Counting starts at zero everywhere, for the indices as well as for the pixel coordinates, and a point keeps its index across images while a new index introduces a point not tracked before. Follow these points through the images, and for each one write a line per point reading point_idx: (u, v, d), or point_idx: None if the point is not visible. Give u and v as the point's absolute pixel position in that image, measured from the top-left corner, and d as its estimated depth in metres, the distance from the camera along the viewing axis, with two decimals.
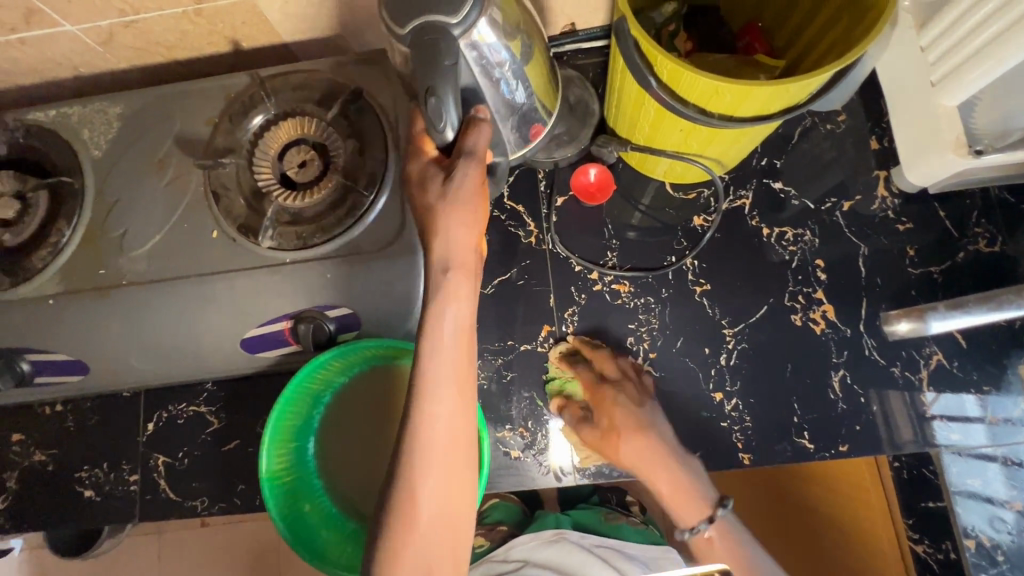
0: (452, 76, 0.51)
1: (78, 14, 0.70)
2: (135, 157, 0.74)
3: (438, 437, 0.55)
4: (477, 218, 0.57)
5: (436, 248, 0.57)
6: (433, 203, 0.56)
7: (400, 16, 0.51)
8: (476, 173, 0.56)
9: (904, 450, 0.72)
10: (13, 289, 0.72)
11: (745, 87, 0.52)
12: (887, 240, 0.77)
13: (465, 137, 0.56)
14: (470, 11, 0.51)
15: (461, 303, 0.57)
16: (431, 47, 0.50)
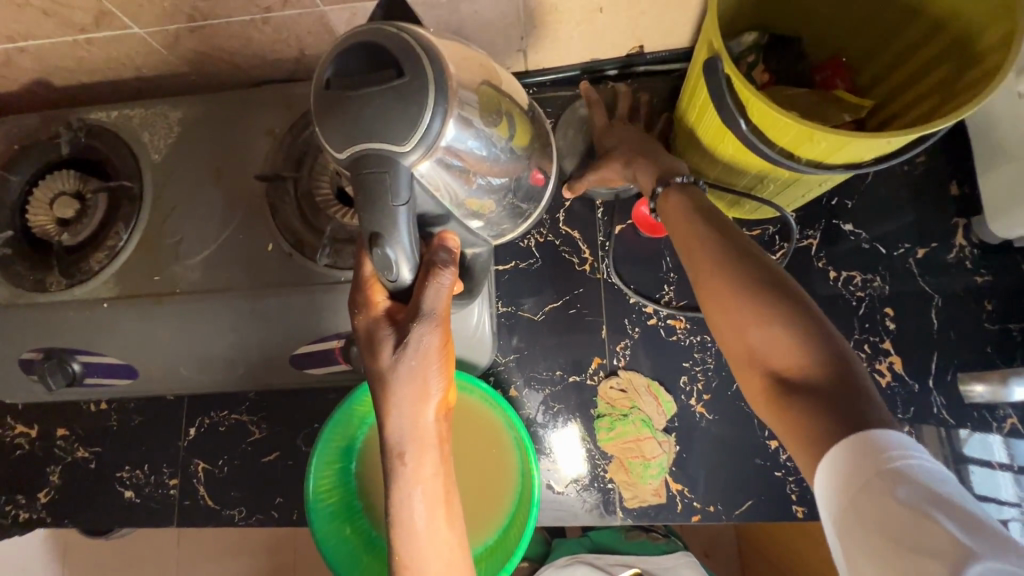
0: (406, 217, 0.44)
1: (148, 18, 0.69)
2: (194, 164, 0.74)
3: (427, 551, 0.50)
4: (441, 377, 0.50)
5: (389, 428, 0.50)
6: (385, 380, 0.49)
7: (337, 142, 0.44)
8: (434, 335, 0.49)
9: None
10: (68, 290, 0.72)
11: (845, 137, 0.49)
12: (963, 292, 0.73)
13: (421, 293, 0.47)
14: (431, 128, 0.43)
15: (424, 482, 0.50)
16: (376, 184, 0.43)
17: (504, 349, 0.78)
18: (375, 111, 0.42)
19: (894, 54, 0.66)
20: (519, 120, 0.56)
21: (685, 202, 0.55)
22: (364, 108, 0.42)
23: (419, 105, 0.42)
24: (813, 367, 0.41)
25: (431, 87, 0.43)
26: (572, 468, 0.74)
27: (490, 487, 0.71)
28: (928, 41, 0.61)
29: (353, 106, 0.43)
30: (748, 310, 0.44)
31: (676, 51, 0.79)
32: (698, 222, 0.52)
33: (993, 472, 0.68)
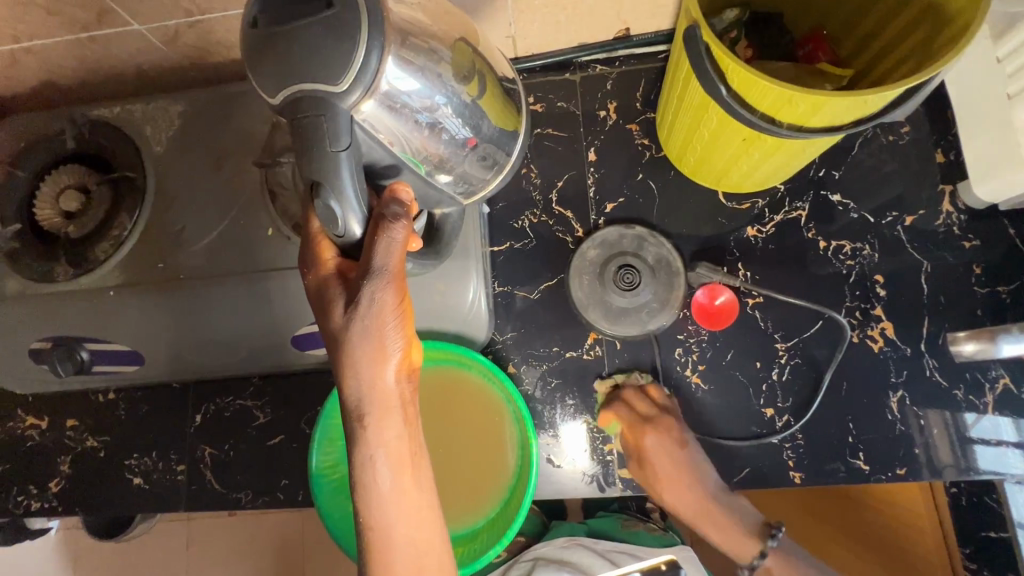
0: (343, 160, 0.45)
1: (147, 14, 0.72)
2: (194, 155, 0.76)
3: (391, 515, 0.51)
4: (403, 334, 0.49)
5: (348, 394, 0.50)
6: (342, 340, 0.49)
7: (271, 85, 0.45)
8: (389, 291, 0.48)
9: (945, 474, 0.69)
10: (75, 279, 0.74)
11: (821, 97, 0.50)
12: (952, 257, 0.74)
13: (373, 247, 0.48)
14: (365, 64, 0.44)
15: (386, 443, 0.50)
16: (314, 128, 0.45)
17: (501, 327, 0.79)
18: (307, 48, 0.43)
19: (870, 24, 0.67)
20: (482, 70, 0.56)
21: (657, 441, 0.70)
22: (295, 45, 0.43)
23: (351, 40, 0.43)
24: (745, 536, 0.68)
25: (364, 21, 0.43)
26: (576, 456, 0.75)
27: (486, 457, 0.73)
28: (896, 13, 0.63)
29: (284, 44, 0.43)
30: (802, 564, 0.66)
31: (661, 32, 0.81)
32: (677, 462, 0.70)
33: (1002, 450, 0.68)
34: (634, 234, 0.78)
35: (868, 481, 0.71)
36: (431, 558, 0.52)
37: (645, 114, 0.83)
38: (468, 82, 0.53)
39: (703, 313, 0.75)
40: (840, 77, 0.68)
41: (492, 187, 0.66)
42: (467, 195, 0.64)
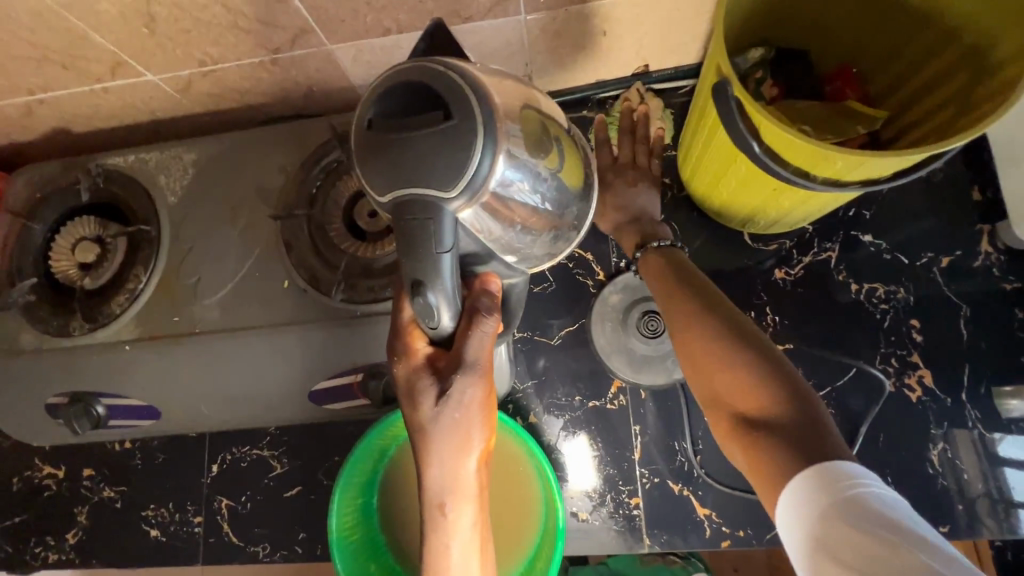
0: (446, 261, 0.43)
1: (161, 65, 0.71)
2: (209, 206, 0.75)
3: None
4: (482, 427, 0.51)
5: (431, 479, 0.51)
6: (426, 431, 0.50)
7: (381, 185, 0.44)
8: (477, 388, 0.49)
9: (993, 533, 0.66)
10: (91, 334, 0.73)
11: (860, 158, 0.48)
12: (992, 300, 0.71)
13: (465, 341, 0.47)
14: (480, 167, 0.43)
15: (462, 530, 0.52)
16: (420, 232, 0.43)
17: (522, 376, 0.77)
18: (421, 154, 0.42)
19: (905, 63, 0.65)
20: (567, 155, 0.55)
21: (663, 261, 0.64)
22: (410, 151, 0.42)
23: (465, 147, 0.42)
24: (777, 405, 0.45)
25: (479, 128, 0.42)
26: (584, 478, 0.73)
27: (513, 515, 0.70)
28: (938, 52, 0.61)
29: (399, 151, 0.42)
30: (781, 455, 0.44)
31: (681, 68, 0.79)
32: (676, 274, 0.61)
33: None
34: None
35: None
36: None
37: (666, 151, 0.81)
38: (556, 160, 0.52)
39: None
40: (872, 117, 0.65)
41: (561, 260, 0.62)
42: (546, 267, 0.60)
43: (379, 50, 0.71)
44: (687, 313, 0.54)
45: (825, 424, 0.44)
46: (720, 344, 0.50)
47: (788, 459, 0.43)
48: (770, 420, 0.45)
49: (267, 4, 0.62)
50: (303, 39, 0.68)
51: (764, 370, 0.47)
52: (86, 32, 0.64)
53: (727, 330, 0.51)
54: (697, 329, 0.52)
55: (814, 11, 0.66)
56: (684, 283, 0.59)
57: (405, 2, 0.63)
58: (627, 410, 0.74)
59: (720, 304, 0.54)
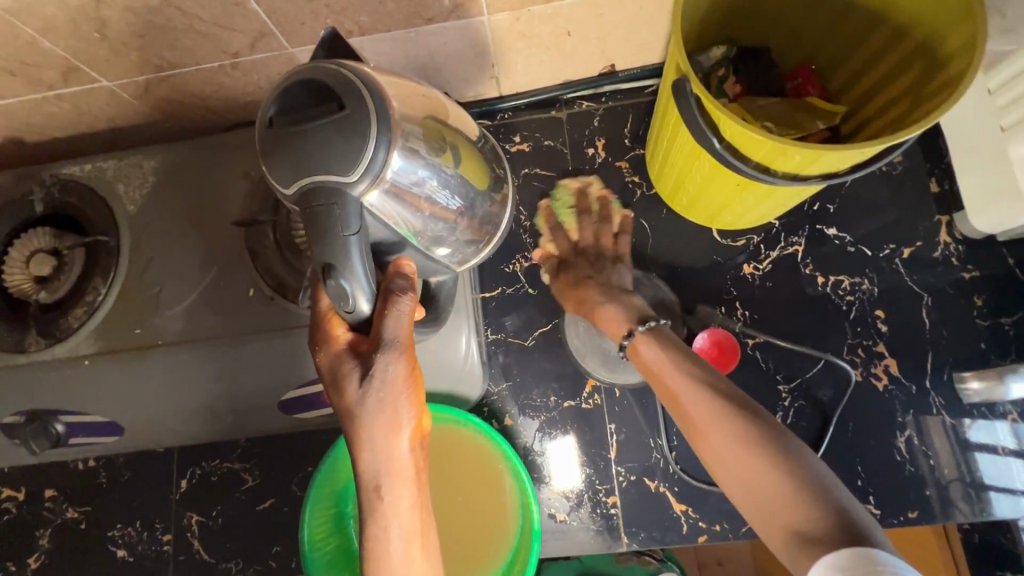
0: (355, 245, 0.43)
1: (117, 71, 0.69)
2: (170, 214, 0.73)
3: None
4: (412, 409, 0.49)
5: (363, 466, 0.50)
6: (356, 418, 0.49)
7: (284, 179, 0.44)
8: (401, 364, 0.48)
9: (964, 512, 0.67)
10: (48, 349, 0.70)
11: (816, 152, 0.49)
12: (952, 288, 0.73)
13: (382, 322, 0.47)
14: (374, 155, 0.43)
15: (399, 511, 0.50)
16: (326, 217, 0.43)
17: (497, 378, 0.76)
18: (318, 144, 0.42)
19: (861, 62, 0.67)
20: (471, 146, 0.55)
21: (656, 351, 0.58)
22: (307, 142, 0.43)
23: (362, 136, 0.42)
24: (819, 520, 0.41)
25: (374, 117, 0.43)
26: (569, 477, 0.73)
27: (486, 513, 0.70)
28: (889, 51, 0.63)
29: (295, 144, 0.43)
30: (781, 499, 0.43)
31: (647, 68, 0.80)
32: (680, 362, 0.55)
33: (1002, 458, 0.68)
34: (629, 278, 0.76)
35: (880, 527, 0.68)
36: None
37: (634, 150, 0.82)
38: (458, 155, 0.52)
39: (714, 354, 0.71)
40: (831, 113, 0.67)
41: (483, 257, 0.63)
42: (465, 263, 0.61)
43: None
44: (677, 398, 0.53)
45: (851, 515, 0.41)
46: (745, 453, 0.46)
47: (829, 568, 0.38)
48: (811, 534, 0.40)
49: (223, 7, 0.61)
50: (264, 42, 0.67)
51: (787, 475, 0.44)
52: (34, 37, 0.62)
53: (750, 431, 0.47)
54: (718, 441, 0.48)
55: (770, 11, 0.68)
56: (689, 374, 0.53)
57: (366, 4, 0.63)
58: (602, 408, 0.74)
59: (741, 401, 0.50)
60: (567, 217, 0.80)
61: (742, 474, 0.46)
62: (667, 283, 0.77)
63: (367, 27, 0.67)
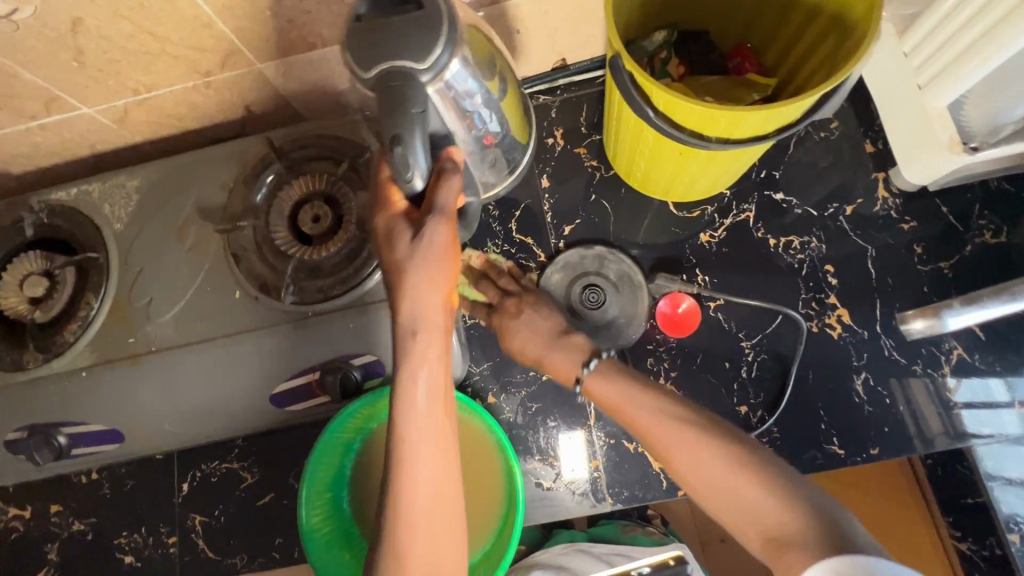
0: (418, 124, 0.50)
1: (96, 97, 0.74)
2: (156, 228, 0.77)
3: (422, 441, 0.55)
4: (450, 272, 0.55)
5: (403, 317, 0.55)
6: (402, 265, 0.54)
7: (363, 62, 0.50)
8: (446, 232, 0.54)
9: (939, 444, 0.71)
10: (45, 365, 0.74)
11: (739, 113, 0.54)
12: (893, 239, 0.78)
13: (436, 193, 0.53)
14: (441, 55, 0.51)
15: (431, 360, 0.55)
16: (397, 95, 0.50)
17: (477, 359, 0.80)
18: (399, 33, 0.50)
19: (787, 37, 0.73)
20: (510, 87, 0.66)
21: (606, 386, 0.65)
22: (390, 31, 0.50)
23: (436, 36, 0.50)
24: (800, 521, 0.50)
25: (448, 26, 0.52)
26: (576, 468, 0.76)
27: (474, 489, 0.74)
28: (807, 26, 0.68)
29: (379, 33, 0.50)
30: (763, 510, 0.52)
31: (596, 59, 0.86)
32: (638, 394, 0.62)
33: (998, 411, 0.71)
34: (594, 254, 0.82)
35: (846, 465, 0.72)
36: (442, 484, 0.55)
37: (591, 137, 0.87)
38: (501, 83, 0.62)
39: (670, 321, 0.78)
40: (766, 86, 0.72)
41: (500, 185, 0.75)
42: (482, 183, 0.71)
43: (310, 65, 0.76)
44: (648, 428, 0.60)
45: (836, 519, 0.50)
46: (730, 475, 0.54)
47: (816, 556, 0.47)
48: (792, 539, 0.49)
49: (192, 29, 0.66)
50: (233, 60, 0.72)
51: (773, 491, 0.52)
52: (16, 70, 0.67)
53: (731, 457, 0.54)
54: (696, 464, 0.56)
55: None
56: (653, 404, 0.61)
57: (325, 17, 0.68)
58: None
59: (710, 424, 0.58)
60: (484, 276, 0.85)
61: (726, 496, 0.54)
62: (631, 259, 0.81)
63: (328, 39, 0.72)
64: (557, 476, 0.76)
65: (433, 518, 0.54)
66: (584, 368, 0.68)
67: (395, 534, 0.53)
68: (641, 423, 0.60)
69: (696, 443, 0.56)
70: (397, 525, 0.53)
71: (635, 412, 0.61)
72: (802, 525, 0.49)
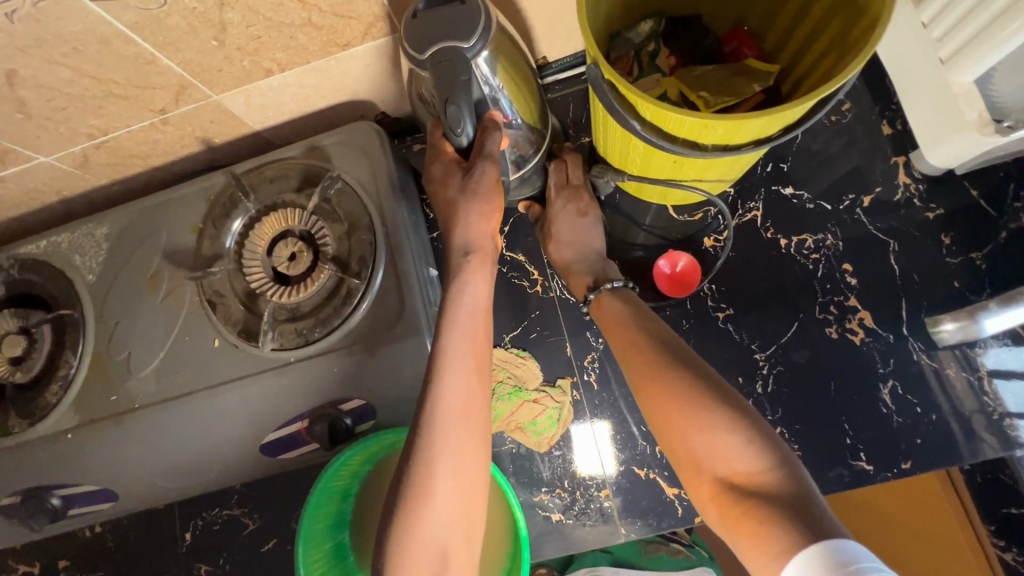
0: (467, 89, 0.53)
1: (51, 145, 0.70)
2: (128, 277, 0.74)
3: (461, 352, 0.56)
4: (494, 209, 0.61)
5: (456, 235, 0.61)
6: (455, 200, 0.59)
7: (419, 46, 0.54)
8: (493, 172, 0.58)
9: (981, 453, 0.65)
10: (30, 428, 0.72)
11: (736, 122, 0.48)
12: (917, 230, 0.71)
13: (483, 138, 0.56)
14: (479, 36, 0.54)
15: (477, 282, 0.60)
16: (450, 68, 0.53)
17: None
18: (449, 21, 0.54)
19: (788, 17, 0.65)
20: (524, 61, 0.62)
21: (619, 304, 0.64)
22: (445, 19, 0.54)
23: (476, 19, 0.54)
24: (764, 475, 0.45)
25: (485, 12, 0.55)
26: (589, 466, 0.72)
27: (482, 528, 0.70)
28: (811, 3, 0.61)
29: (434, 21, 0.54)
30: (712, 421, 0.48)
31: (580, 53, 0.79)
32: (635, 328, 0.60)
33: None
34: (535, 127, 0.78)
35: (876, 482, 0.67)
36: (475, 398, 0.55)
37: (579, 139, 0.81)
38: (528, 75, 0.64)
39: (671, 283, 0.74)
40: (768, 73, 0.65)
41: (526, 174, 0.71)
42: (518, 170, 0.69)
43: (273, 91, 0.71)
44: (649, 373, 0.55)
45: (814, 495, 0.44)
46: (700, 425, 0.49)
47: (770, 527, 0.42)
48: (762, 488, 0.45)
49: (136, 69, 0.61)
50: (187, 94, 0.67)
51: (753, 443, 0.47)
52: None
53: (688, 377, 0.52)
54: (665, 390, 0.52)
55: None
56: (644, 329, 0.59)
57: (277, 41, 0.62)
58: (582, 404, 0.74)
59: (685, 355, 0.55)
60: (503, 405, 0.74)
61: (700, 446, 0.49)
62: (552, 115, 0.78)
63: (285, 62, 0.66)
64: (570, 507, 0.72)
65: (465, 424, 0.54)
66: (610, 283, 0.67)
67: (430, 435, 0.53)
68: (644, 372, 0.55)
69: (704, 416, 0.49)
70: (432, 424, 0.53)
71: (634, 354, 0.58)
72: (770, 481, 0.44)
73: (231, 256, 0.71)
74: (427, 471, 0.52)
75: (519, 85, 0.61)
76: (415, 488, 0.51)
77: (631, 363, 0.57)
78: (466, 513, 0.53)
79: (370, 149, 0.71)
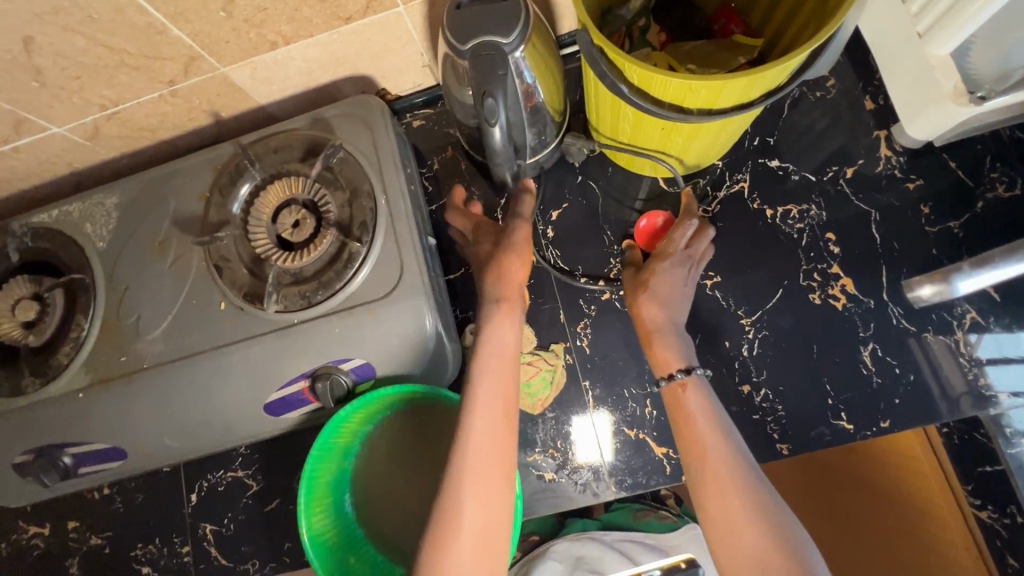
0: (505, 82, 0.57)
1: (64, 115, 0.73)
2: (138, 244, 0.76)
3: (489, 391, 0.61)
4: (528, 261, 0.71)
5: (489, 284, 0.69)
6: (494, 252, 0.71)
7: (460, 36, 0.59)
8: (524, 229, 0.71)
9: (959, 407, 0.68)
10: (42, 388, 0.74)
11: (717, 84, 0.51)
12: (898, 200, 0.74)
13: (519, 205, 0.73)
14: (518, 34, 0.59)
15: (507, 329, 0.66)
16: (488, 59, 0.57)
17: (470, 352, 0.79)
18: (491, 16, 0.59)
19: None
20: (551, 54, 0.67)
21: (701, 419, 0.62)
22: (486, 14, 0.59)
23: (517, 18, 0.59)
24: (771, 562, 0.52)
25: (524, 12, 0.60)
26: (587, 454, 0.74)
27: None
28: None
29: (475, 16, 0.59)
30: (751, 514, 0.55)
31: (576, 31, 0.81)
32: (715, 443, 0.60)
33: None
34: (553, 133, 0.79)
35: (856, 440, 0.70)
36: (500, 435, 0.59)
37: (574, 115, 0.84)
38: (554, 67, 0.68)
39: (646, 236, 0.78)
40: (753, 47, 0.67)
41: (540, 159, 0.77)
42: (535, 153, 0.75)
43: (278, 66, 0.74)
44: (720, 477, 0.58)
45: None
46: (742, 505, 0.56)
47: None
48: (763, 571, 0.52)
49: (148, 39, 0.64)
50: (196, 66, 0.70)
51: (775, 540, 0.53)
52: None
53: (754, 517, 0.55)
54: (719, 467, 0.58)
55: None
56: (724, 453, 0.59)
57: (283, 13, 0.65)
58: (575, 367, 0.77)
59: (767, 502, 0.56)
60: None
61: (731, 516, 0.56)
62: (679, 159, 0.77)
63: (289, 35, 0.69)
64: (564, 466, 0.74)
65: (490, 459, 0.57)
66: (682, 371, 0.65)
67: (458, 469, 0.57)
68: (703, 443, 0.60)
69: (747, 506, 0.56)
70: (461, 460, 0.57)
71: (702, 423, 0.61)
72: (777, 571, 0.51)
73: (236, 223, 0.74)
74: (454, 506, 0.55)
75: (546, 75, 0.66)
76: (443, 520, 0.55)
77: (691, 441, 0.61)
78: (494, 551, 0.54)
79: (372, 122, 0.73)
